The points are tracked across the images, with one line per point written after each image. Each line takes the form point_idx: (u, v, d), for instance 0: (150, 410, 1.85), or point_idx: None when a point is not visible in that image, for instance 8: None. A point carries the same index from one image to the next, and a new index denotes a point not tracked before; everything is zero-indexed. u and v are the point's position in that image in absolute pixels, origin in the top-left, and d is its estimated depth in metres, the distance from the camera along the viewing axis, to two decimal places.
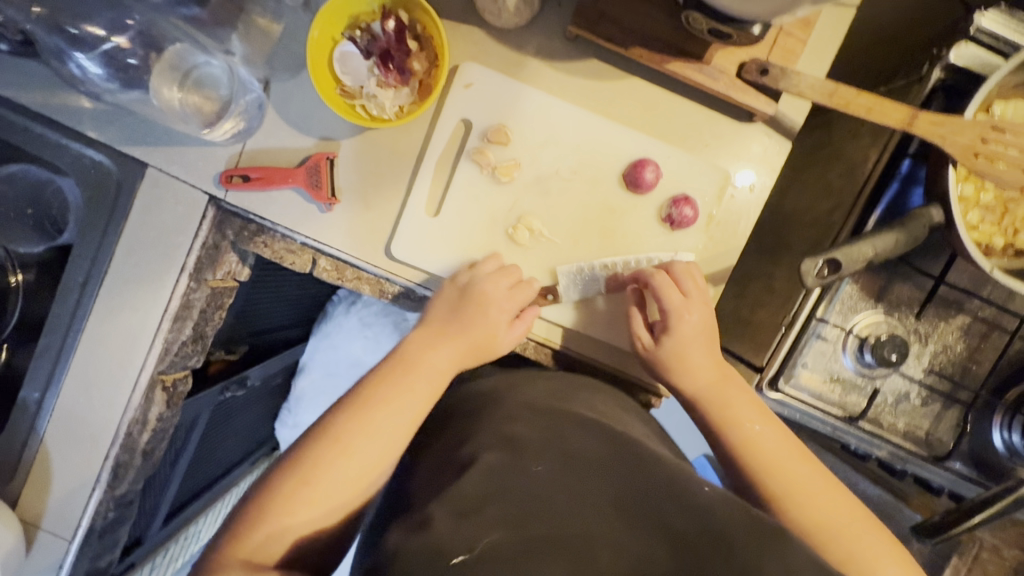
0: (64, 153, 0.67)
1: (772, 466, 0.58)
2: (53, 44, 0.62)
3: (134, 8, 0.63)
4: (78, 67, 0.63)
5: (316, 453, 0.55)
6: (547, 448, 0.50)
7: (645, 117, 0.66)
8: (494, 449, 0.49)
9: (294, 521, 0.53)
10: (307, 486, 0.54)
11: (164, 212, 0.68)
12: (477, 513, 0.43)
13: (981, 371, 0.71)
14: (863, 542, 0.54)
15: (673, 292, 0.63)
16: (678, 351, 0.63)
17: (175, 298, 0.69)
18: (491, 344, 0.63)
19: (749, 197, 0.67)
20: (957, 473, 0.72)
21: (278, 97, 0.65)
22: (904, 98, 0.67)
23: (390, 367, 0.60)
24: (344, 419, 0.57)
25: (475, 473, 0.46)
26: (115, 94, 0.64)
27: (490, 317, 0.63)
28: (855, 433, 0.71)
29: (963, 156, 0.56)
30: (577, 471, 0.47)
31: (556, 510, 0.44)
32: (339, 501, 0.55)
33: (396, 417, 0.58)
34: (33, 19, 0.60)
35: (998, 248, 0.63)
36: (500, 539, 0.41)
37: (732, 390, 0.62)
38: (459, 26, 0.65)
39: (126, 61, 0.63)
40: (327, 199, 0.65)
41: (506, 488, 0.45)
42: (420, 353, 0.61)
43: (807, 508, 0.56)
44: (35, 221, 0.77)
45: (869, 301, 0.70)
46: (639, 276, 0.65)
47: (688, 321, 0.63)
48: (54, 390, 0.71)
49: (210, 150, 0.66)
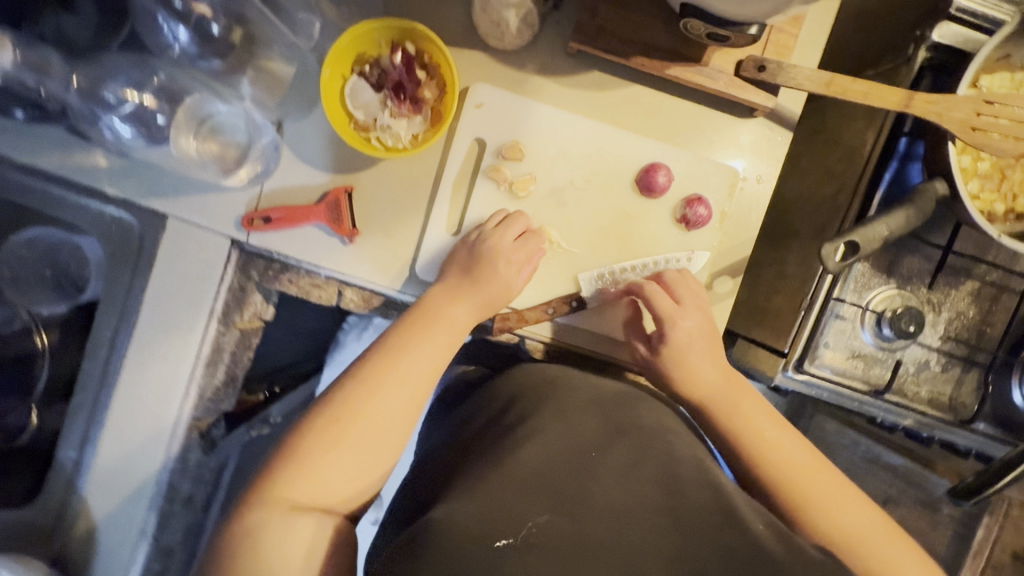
0: (84, 212, 0.70)
1: (791, 461, 0.59)
2: (91, 113, 0.62)
3: (158, 66, 0.65)
4: (112, 131, 0.63)
5: (344, 400, 0.58)
6: (609, 442, 0.55)
7: (650, 122, 0.68)
8: (555, 437, 0.55)
9: (324, 461, 0.56)
10: (340, 430, 0.56)
11: (186, 261, 0.68)
12: (535, 493, 0.50)
13: (995, 333, 0.73)
14: (871, 536, 0.56)
15: (663, 300, 0.65)
16: (677, 357, 0.65)
17: (206, 344, 0.70)
18: (505, 298, 0.65)
19: (758, 187, 0.69)
20: (984, 434, 0.73)
21: (292, 136, 0.66)
22: (894, 79, 0.70)
23: (412, 319, 0.62)
24: (372, 370, 0.59)
25: (535, 456, 0.53)
26: (144, 150, 0.65)
27: (510, 275, 0.65)
28: (880, 404, 0.72)
29: (960, 132, 0.58)
30: (633, 472, 0.53)
31: (606, 506, 0.50)
32: (366, 448, 0.57)
33: (422, 370, 0.60)
34: (71, 90, 0.61)
35: (1000, 214, 0.65)
36: (552, 520, 0.48)
37: (738, 392, 0.63)
38: (463, 51, 0.67)
39: (153, 119, 0.64)
40: (349, 231, 0.67)
41: (565, 470, 0.52)
42: (438, 305, 0.63)
43: (825, 494, 0.58)
44: (53, 280, 0.79)
45: (881, 277, 0.72)
46: (633, 289, 0.67)
47: (683, 328, 0.64)
48: (90, 449, 0.71)
49: (228, 195, 0.66)
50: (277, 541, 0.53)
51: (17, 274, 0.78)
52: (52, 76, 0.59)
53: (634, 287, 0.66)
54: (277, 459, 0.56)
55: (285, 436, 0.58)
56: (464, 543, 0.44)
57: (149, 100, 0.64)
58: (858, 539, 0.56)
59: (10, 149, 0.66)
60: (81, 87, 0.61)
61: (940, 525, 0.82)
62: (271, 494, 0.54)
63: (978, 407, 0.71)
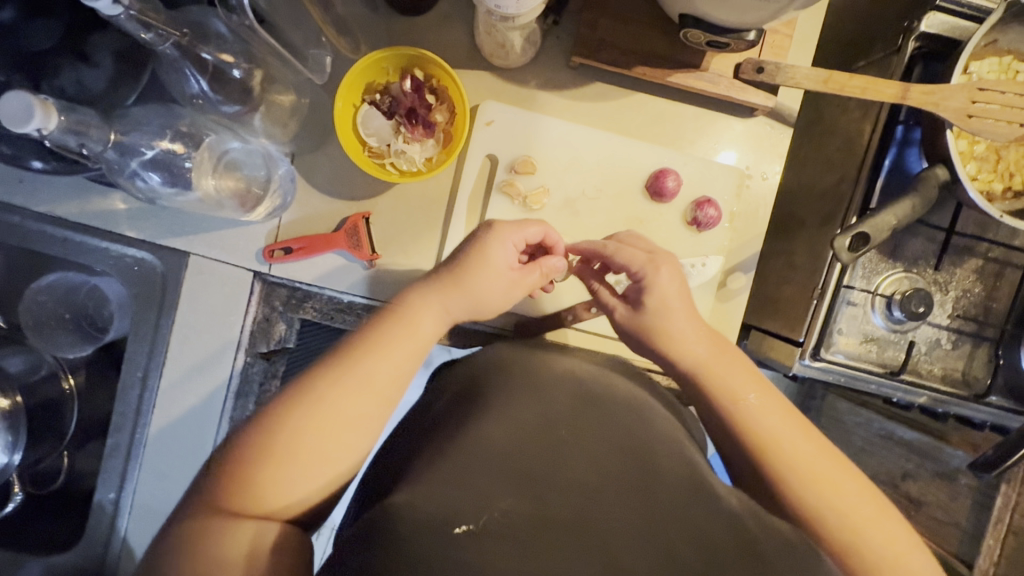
0: (104, 255, 0.70)
1: (790, 444, 0.54)
2: (125, 165, 0.60)
3: (180, 113, 0.63)
4: (143, 181, 0.61)
5: (297, 407, 0.50)
6: (578, 417, 0.50)
7: (653, 128, 0.71)
8: (519, 414, 0.50)
9: (275, 474, 0.49)
10: (291, 442, 0.49)
11: (212, 295, 0.69)
12: (497, 472, 0.46)
13: (1001, 308, 0.74)
14: (844, 509, 0.52)
15: (628, 250, 0.62)
16: (659, 317, 0.60)
17: (235, 376, 0.71)
18: (490, 300, 0.58)
19: (763, 184, 0.72)
20: (999, 407, 0.73)
21: (306, 166, 0.68)
22: (885, 69, 0.71)
23: (383, 322, 0.56)
24: (330, 374, 0.52)
25: (501, 434, 0.48)
26: (173, 197, 0.63)
27: (501, 282, 0.59)
28: (900, 385, 0.72)
29: (958, 119, 0.60)
30: (603, 448, 0.48)
31: (574, 483, 0.46)
32: (322, 462, 0.50)
33: (395, 378, 0.54)
34: (110, 147, 0.58)
35: (999, 193, 0.67)
36: (511, 506, 0.44)
37: (721, 360, 0.59)
38: (469, 72, 0.69)
39: (181, 165, 0.62)
40: (369, 256, 0.68)
41: (534, 447, 0.48)
42: (415, 307, 0.56)
43: (824, 482, 0.53)
44: (74, 323, 0.79)
45: (888, 261, 0.72)
46: (591, 251, 0.64)
47: (659, 279, 0.61)
48: (128, 488, 0.72)
49: (248, 228, 0.68)
50: (219, 548, 0.47)
51: (39, 320, 0.78)
52: (91, 136, 0.56)
53: (599, 248, 0.63)
54: (230, 458, 0.50)
55: (237, 434, 0.51)
56: (424, 532, 0.40)
57: (177, 146, 0.62)
58: (829, 506, 0.52)
59: (34, 201, 0.68)
60: (116, 142, 0.59)
61: (959, 494, 0.80)
62: (223, 495, 0.49)
63: (991, 380, 0.72)
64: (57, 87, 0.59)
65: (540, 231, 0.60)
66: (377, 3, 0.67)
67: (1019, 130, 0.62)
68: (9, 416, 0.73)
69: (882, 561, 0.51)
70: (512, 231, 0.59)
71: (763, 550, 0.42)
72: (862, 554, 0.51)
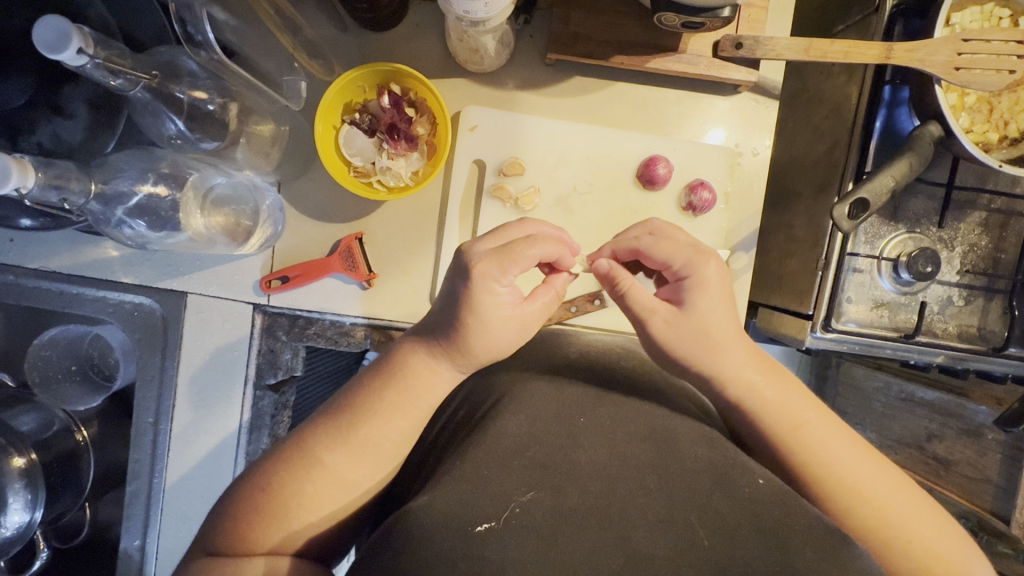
0: (104, 304, 0.71)
1: (825, 450, 0.51)
2: (110, 214, 0.59)
3: (160, 155, 0.62)
4: (130, 227, 0.60)
5: (303, 474, 0.49)
6: (596, 403, 0.50)
7: (638, 116, 0.70)
8: (538, 403, 0.49)
9: (291, 531, 0.49)
10: (300, 504, 0.49)
11: (215, 332, 0.69)
12: (516, 468, 0.44)
13: (1011, 258, 0.71)
14: (886, 505, 0.50)
15: (669, 244, 0.52)
16: (712, 318, 0.51)
17: (246, 411, 0.71)
18: (502, 339, 0.49)
19: (755, 160, 0.71)
20: (1020, 357, 0.70)
21: (296, 195, 0.68)
22: (865, 30, 0.69)
23: (379, 381, 0.52)
24: (331, 436, 0.50)
25: (521, 425, 0.47)
26: (162, 239, 0.62)
27: (516, 321, 0.49)
28: (914, 348, 0.70)
29: (946, 73, 0.59)
30: (621, 430, 0.48)
31: (589, 470, 0.45)
32: (331, 518, 0.50)
33: (404, 443, 0.52)
34: (93, 198, 0.57)
35: (995, 142, 0.65)
36: (539, 497, 0.43)
37: (766, 375, 0.52)
38: (446, 81, 0.69)
39: (164, 208, 0.60)
40: (365, 276, 0.67)
41: (551, 438, 0.47)
42: (411, 363, 0.51)
43: (865, 479, 0.50)
44: (82, 374, 0.81)
45: (890, 224, 0.70)
46: (624, 244, 0.55)
47: (707, 275, 0.51)
48: (151, 534, 0.71)
49: (244, 261, 0.68)
50: None
51: (45, 375, 0.78)
52: (72, 190, 0.54)
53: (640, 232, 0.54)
54: (244, 510, 0.49)
55: (247, 477, 0.51)
56: (444, 532, 0.39)
57: (161, 189, 0.60)
58: (862, 500, 0.50)
59: (26, 259, 0.69)
60: (97, 192, 0.57)
61: (987, 450, 0.78)
62: (241, 544, 0.48)
63: (1009, 332, 0.69)
64: (36, 142, 0.60)
65: (543, 250, 0.48)
66: (346, 23, 0.67)
67: (1010, 77, 0.60)
68: (26, 474, 0.69)
69: (901, 543, 0.49)
70: (498, 276, 0.47)
71: (787, 535, 0.41)
72: (879, 533, 0.49)
